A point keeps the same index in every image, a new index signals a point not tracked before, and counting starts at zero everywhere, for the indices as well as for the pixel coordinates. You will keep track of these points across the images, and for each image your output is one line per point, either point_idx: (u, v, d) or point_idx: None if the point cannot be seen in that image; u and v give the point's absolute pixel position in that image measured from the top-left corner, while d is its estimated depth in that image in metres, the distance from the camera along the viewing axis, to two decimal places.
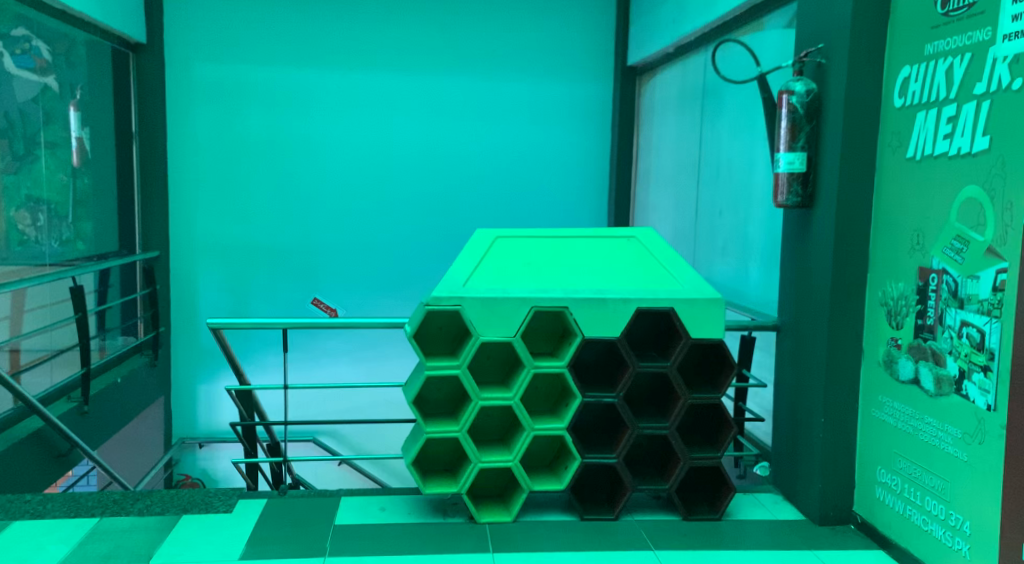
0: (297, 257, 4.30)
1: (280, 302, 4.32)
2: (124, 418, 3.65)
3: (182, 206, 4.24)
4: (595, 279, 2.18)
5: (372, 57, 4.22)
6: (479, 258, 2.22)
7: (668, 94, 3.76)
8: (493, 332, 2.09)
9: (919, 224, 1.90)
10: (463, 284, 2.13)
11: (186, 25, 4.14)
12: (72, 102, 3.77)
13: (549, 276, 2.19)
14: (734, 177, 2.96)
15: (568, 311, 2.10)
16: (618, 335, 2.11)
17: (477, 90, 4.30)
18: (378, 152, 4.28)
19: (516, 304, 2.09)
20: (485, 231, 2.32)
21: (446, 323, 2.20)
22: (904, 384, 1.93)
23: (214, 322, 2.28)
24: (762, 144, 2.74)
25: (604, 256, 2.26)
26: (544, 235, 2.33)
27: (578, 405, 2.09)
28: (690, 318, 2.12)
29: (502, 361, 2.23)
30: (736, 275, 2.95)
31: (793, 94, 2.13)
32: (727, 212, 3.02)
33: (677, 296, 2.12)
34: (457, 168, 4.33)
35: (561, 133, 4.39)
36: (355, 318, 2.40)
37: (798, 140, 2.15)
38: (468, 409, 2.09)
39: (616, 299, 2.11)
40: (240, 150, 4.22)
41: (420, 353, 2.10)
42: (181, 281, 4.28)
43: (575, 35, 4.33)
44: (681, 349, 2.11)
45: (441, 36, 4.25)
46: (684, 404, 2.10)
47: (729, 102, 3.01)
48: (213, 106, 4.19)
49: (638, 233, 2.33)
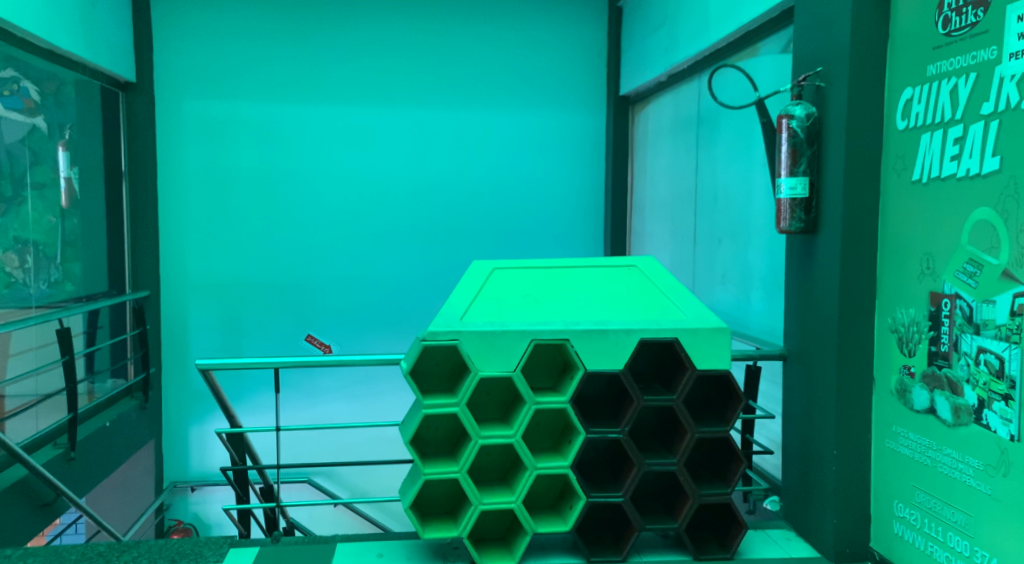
0: (291, 295, 4.24)
1: (273, 340, 4.24)
2: (113, 463, 3.55)
3: (173, 245, 4.19)
4: (595, 310, 2.12)
5: (364, 90, 4.20)
6: (476, 291, 2.16)
7: (661, 123, 3.74)
8: (493, 367, 2.03)
9: (928, 248, 1.86)
10: (460, 317, 2.06)
11: (176, 62, 4.11)
12: (62, 142, 3.73)
13: (548, 308, 2.12)
14: (733, 204, 2.91)
15: (569, 343, 2.03)
16: (621, 368, 2.04)
17: (470, 122, 4.27)
18: (372, 186, 4.23)
19: (515, 337, 2.02)
20: (481, 263, 2.27)
21: (443, 359, 2.12)
22: (919, 414, 1.88)
23: (202, 363, 2.20)
24: (761, 169, 2.70)
25: (604, 286, 2.21)
26: (541, 266, 2.28)
27: (582, 442, 2.02)
28: (695, 349, 2.06)
29: (502, 396, 2.15)
30: (737, 302, 2.89)
31: (793, 118, 2.09)
32: (726, 239, 2.97)
33: (681, 326, 2.06)
34: (452, 201, 4.29)
35: (555, 164, 4.36)
36: (348, 356, 2.32)
37: (799, 164, 2.11)
38: (467, 448, 2.01)
39: (618, 330, 2.05)
40: (231, 187, 4.17)
41: (417, 390, 2.03)
42: (172, 321, 4.20)
43: (567, 66, 4.32)
44: (687, 381, 2.05)
45: (433, 69, 4.23)
46: (692, 439, 2.03)
47: (725, 128, 2.98)
48: (204, 142, 4.15)
49: (639, 262, 2.27)
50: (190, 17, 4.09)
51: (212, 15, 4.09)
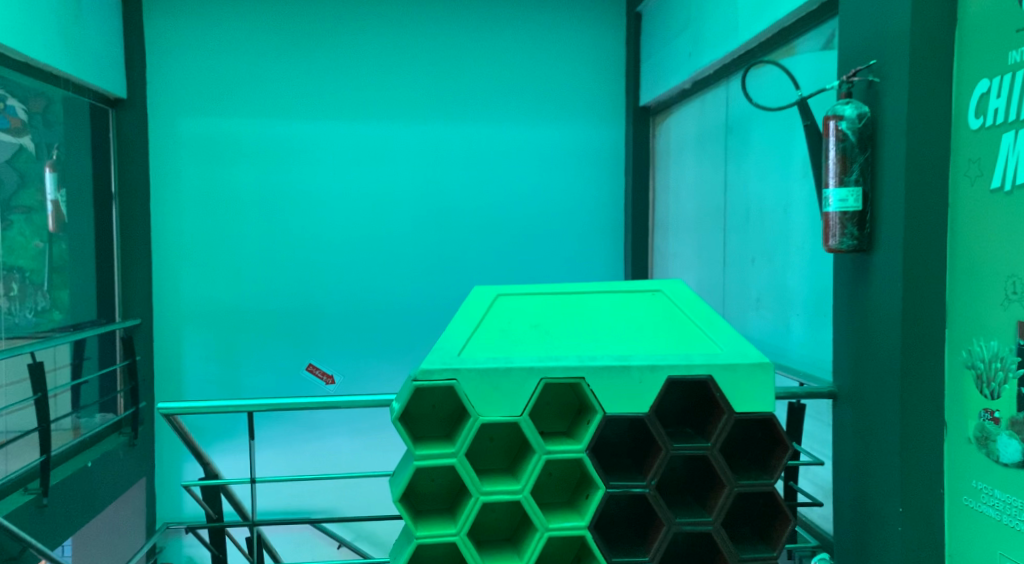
0: (293, 322, 3.99)
1: (272, 370, 3.99)
2: (97, 506, 3.32)
3: (166, 270, 3.95)
4: (615, 342, 1.84)
5: (370, 105, 3.96)
6: (478, 321, 1.89)
7: (685, 135, 3.47)
8: (495, 412, 1.75)
9: (1015, 270, 1.58)
10: (458, 353, 1.79)
11: (170, 78, 3.90)
12: (49, 163, 3.55)
13: (561, 341, 1.84)
14: (768, 220, 2.63)
15: (584, 382, 1.76)
16: (647, 411, 1.76)
17: (482, 138, 4.02)
18: (378, 207, 3.99)
19: (522, 375, 1.75)
20: (483, 289, 1.99)
21: (440, 401, 1.83)
22: (1008, 469, 1.59)
23: (167, 408, 1.96)
24: (801, 181, 2.41)
25: (625, 314, 1.93)
26: (553, 290, 2.00)
27: (602, 498, 1.75)
28: (731, 388, 1.77)
29: (508, 444, 1.86)
30: (775, 330, 2.59)
31: (842, 119, 1.81)
32: (761, 260, 2.68)
33: (715, 361, 1.78)
34: (463, 222, 4.03)
35: (571, 180, 4.08)
36: (333, 397, 2.06)
37: (851, 173, 1.83)
38: (467, 507, 1.75)
39: (642, 366, 1.77)
40: (229, 209, 3.94)
41: (408, 440, 1.75)
42: (166, 352, 3.97)
43: (583, 76, 4.06)
44: (723, 426, 1.77)
45: (441, 82, 3.99)
46: (729, 494, 1.75)
47: (757, 137, 2.70)
48: (200, 163, 3.93)
49: (664, 286, 1.99)
50: (184, 30, 3.88)
51: (208, 28, 3.88)
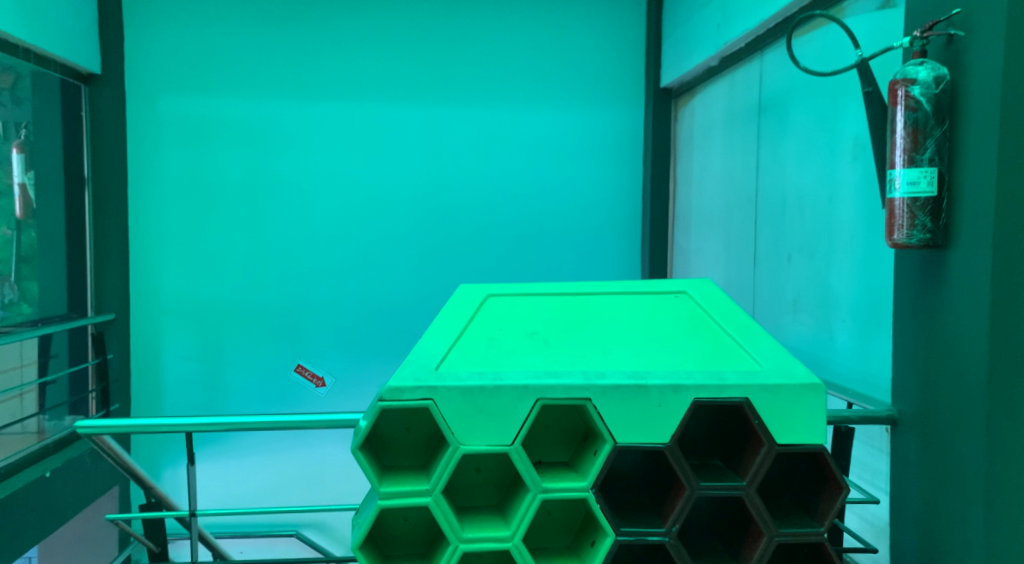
0: (280, 320, 3.68)
1: (259, 372, 3.69)
2: (55, 520, 3.05)
3: (144, 261, 3.65)
4: (629, 354, 1.51)
5: (368, 85, 3.64)
6: (465, 324, 1.57)
7: (711, 118, 3.12)
8: (481, 440, 1.43)
9: None
10: (436, 367, 1.46)
11: (149, 53, 3.58)
12: (17, 143, 3.28)
13: (564, 352, 1.51)
14: (809, 211, 2.28)
15: (590, 404, 1.43)
16: (668, 442, 1.43)
17: (489, 121, 3.69)
18: (374, 195, 3.66)
19: (514, 395, 1.42)
20: (473, 287, 1.68)
21: (414, 423, 1.51)
22: None
23: (84, 425, 1.75)
24: (851, 165, 2.07)
25: (642, 319, 1.59)
26: (555, 292, 1.67)
27: (610, 549, 1.42)
28: (772, 414, 1.44)
29: (495, 476, 1.53)
30: (815, 338, 2.24)
31: (914, 84, 1.49)
32: (799, 256, 2.33)
33: (752, 381, 1.44)
34: (467, 213, 3.70)
35: (584, 167, 3.74)
36: (288, 417, 1.79)
37: (924, 150, 1.50)
38: (443, 557, 1.42)
39: (662, 386, 1.43)
40: (212, 197, 3.64)
41: (372, 476, 1.42)
42: (144, 350, 3.68)
43: (599, 55, 3.71)
44: (762, 461, 1.44)
45: (443, 59, 3.66)
46: (768, 545, 1.42)
47: (797, 115, 2.36)
48: (181, 145, 3.62)
49: (688, 287, 1.67)
50: (165, 1, 3.57)
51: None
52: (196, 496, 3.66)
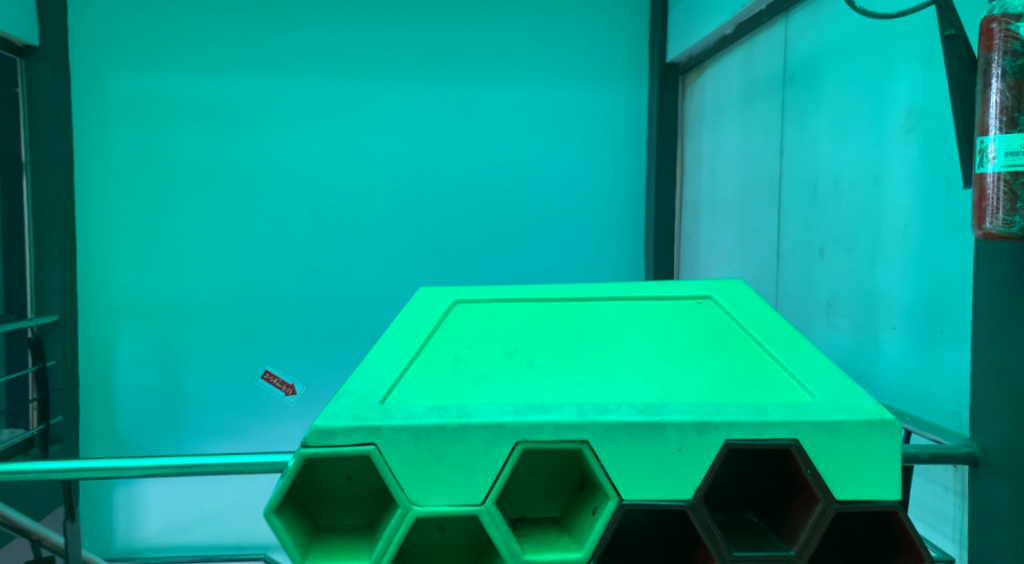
0: (244, 321, 3.32)
1: (221, 379, 3.33)
2: None
3: (92, 257, 3.29)
4: (636, 379, 1.14)
5: (340, 60, 3.26)
6: (425, 340, 1.21)
7: (724, 94, 2.75)
8: (441, 499, 1.06)
9: None
10: (382, 401, 1.10)
11: (96, 25, 3.20)
12: None
13: (552, 377, 1.15)
14: (847, 195, 1.92)
15: (588, 448, 1.06)
16: (693, 500, 1.07)
17: (476, 100, 3.31)
18: (348, 182, 3.29)
19: (486, 437, 1.06)
20: (438, 290, 1.32)
21: (355, 473, 1.14)
22: None
23: None
24: (906, 140, 1.71)
25: (655, 332, 1.23)
26: (543, 297, 1.31)
27: None
28: (829, 461, 1.07)
29: (464, 539, 1.16)
30: (855, 347, 1.88)
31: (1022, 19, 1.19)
32: (835, 249, 1.96)
33: (802, 416, 1.08)
34: (452, 202, 3.33)
35: (581, 151, 3.36)
36: (198, 459, 1.44)
37: None
38: None
39: (683, 426, 1.07)
40: (167, 185, 3.27)
41: (292, 549, 1.05)
42: (94, 356, 3.32)
43: (599, 27, 3.33)
44: (818, 524, 1.07)
45: (424, 32, 3.28)
46: None
47: (832, 84, 2.00)
48: (132, 127, 3.25)
49: (714, 290, 1.31)
50: None
51: None
52: (153, 515, 3.32)
